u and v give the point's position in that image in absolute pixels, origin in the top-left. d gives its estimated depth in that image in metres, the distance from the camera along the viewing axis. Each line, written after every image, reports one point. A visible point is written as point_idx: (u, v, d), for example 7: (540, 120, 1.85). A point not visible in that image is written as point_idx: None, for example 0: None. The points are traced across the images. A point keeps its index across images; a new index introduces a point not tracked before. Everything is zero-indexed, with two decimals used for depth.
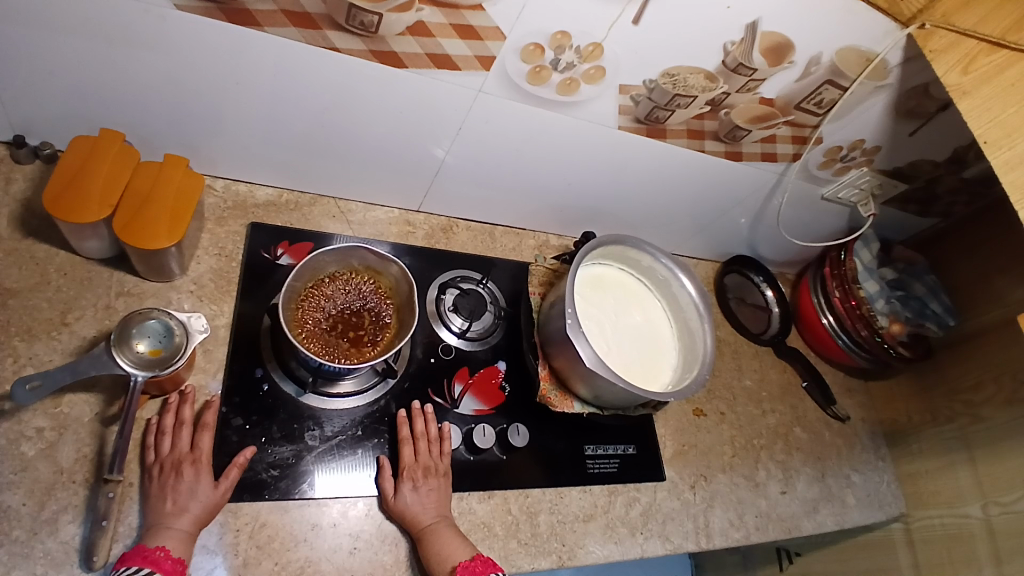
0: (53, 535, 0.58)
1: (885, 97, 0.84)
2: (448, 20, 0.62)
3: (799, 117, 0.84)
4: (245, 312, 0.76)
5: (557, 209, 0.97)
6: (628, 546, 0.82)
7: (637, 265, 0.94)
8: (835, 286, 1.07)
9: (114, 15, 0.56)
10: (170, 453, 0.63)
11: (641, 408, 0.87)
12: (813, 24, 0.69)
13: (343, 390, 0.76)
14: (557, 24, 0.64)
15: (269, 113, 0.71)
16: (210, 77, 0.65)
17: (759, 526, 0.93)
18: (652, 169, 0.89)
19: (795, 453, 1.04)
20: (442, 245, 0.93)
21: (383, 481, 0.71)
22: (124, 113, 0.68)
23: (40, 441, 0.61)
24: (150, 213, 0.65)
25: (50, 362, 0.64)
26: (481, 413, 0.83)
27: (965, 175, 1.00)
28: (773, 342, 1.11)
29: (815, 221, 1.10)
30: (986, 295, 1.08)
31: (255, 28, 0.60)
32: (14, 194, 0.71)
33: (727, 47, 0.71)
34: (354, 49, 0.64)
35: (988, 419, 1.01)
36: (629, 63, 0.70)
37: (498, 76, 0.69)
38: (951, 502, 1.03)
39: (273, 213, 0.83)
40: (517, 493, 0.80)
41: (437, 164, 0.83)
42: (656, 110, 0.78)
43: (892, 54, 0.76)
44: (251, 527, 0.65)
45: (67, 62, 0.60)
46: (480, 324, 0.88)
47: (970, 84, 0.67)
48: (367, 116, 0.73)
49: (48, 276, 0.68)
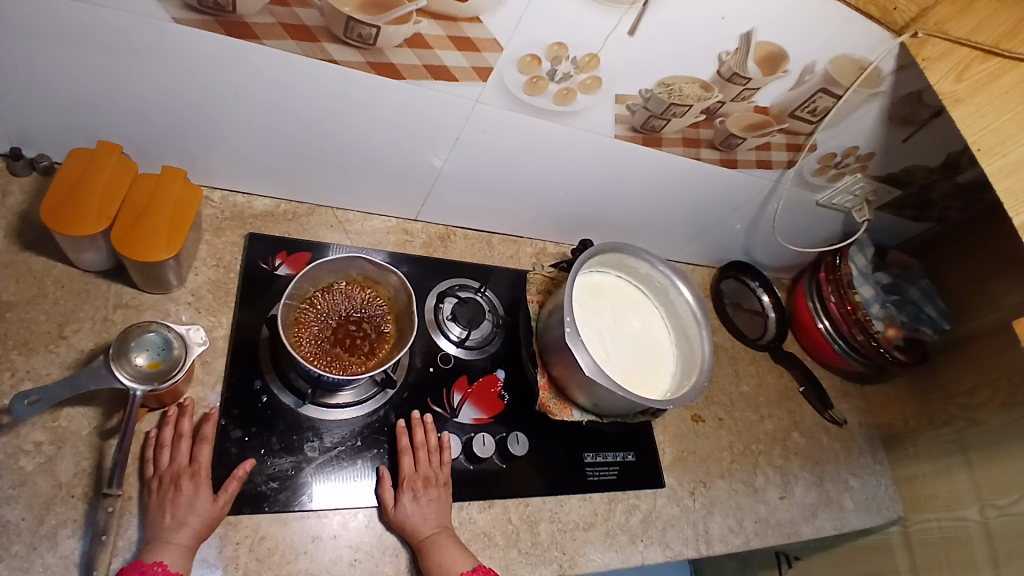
0: (53, 549, 0.57)
1: (879, 105, 0.85)
2: (445, 32, 0.62)
3: (794, 125, 0.85)
4: (244, 323, 0.76)
5: (554, 217, 0.98)
6: (629, 553, 0.82)
7: (635, 272, 0.94)
8: (831, 291, 1.08)
9: (113, 29, 0.57)
10: (170, 466, 0.62)
11: (640, 416, 0.87)
12: (807, 34, 0.70)
13: (342, 400, 0.76)
14: (554, 35, 0.64)
15: (267, 125, 0.71)
16: (208, 89, 0.65)
17: (758, 532, 0.93)
18: (649, 177, 0.90)
19: (793, 458, 1.04)
20: (440, 253, 0.93)
21: (383, 492, 0.71)
22: (121, 125, 0.68)
23: (38, 455, 0.61)
24: (149, 225, 0.65)
25: (48, 375, 0.64)
26: (480, 421, 0.83)
27: (958, 181, 1.01)
28: (769, 346, 1.12)
29: (810, 227, 1.11)
30: (980, 299, 1.09)
31: (253, 41, 0.60)
32: (11, 207, 0.70)
33: (723, 56, 0.71)
34: (352, 60, 0.64)
35: (984, 422, 1.02)
36: (625, 73, 0.71)
37: (496, 86, 0.69)
38: (949, 505, 1.04)
39: (271, 223, 0.83)
40: (518, 502, 0.80)
41: (435, 172, 0.83)
42: (652, 119, 0.79)
43: (885, 62, 0.77)
44: (251, 539, 0.65)
45: (65, 74, 0.60)
46: (478, 332, 0.88)
47: (964, 91, 0.68)
48: (365, 126, 0.73)
49: (45, 289, 0.68)
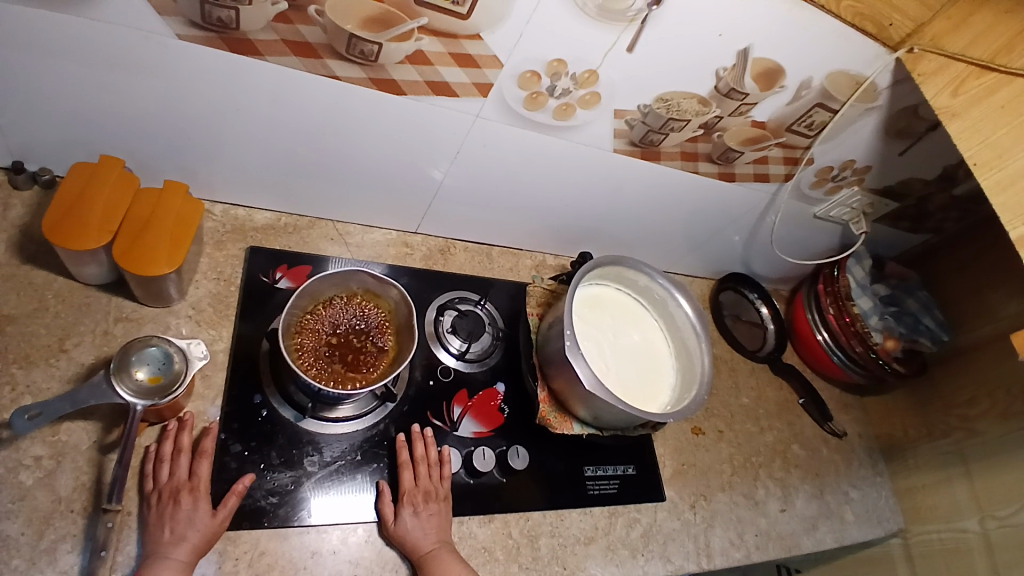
0: (51, 565, 0.57)
1: (875, 119, 0.86)
2: (447, 49, 0.63)
3: (791, 139, 0.86)
4: (244, 337, 0.76)
5: (553, 229, 0.98)
6: (629, 568, 0.82)
7: (634, 284, 0.94)
8: (829, 303, 1.08)
9: (117, 45, 0.57)
10: (169, 481, 0.62)
11: (640, 429, 0.87)
12: (803, 50, 0.71)
13: (342, 414, 0.75)
14: (554, 51, 0.65)
15: (269, 139, 0.71)
16: (210, 104, 0.65)
17: (759, 545, 0.93)
18: (648, 190, 0.91)
19: (794, 470, 1.04)
20: (440, 266, 0.94)
21: (383, 507, 0.71)
22: (124, 139, 0.68)
23: (38, 470, 0.60)
24: (151, 239, 0.65)
25: (48, 389, 0.64)
26: (480, 435, 0.83)
27: (955, 193, 1.02)
28: (769, 358, 1.13)
29: (808, 239, 1.11)
30: (978, 310, 1.09)
31: (257, 57, 0.61)
32: (12, 220, 0.71)
33: (721, 72, 0.72)
34: (354, 76, 0.65)
35: (983, 434, 1.02)
36: (624, 88, 0.71)
37: (496, 102, 0.70)
38: (949, 517, 1.03)
39: (272, 237, 0.83)
40: (518, 516, 0.79)
41: (435, 186, 0.83)
42: (651, 133, 0.79)
43: (881, 78, 0.78)
44: (251, 555, 0.65)
45: (69, 90, 0.61)
46: (478, 345, 0.89)
47: (959, 106, 0.69)
48: (366, 140, 0.74)
49: (46, 302, 0.68)
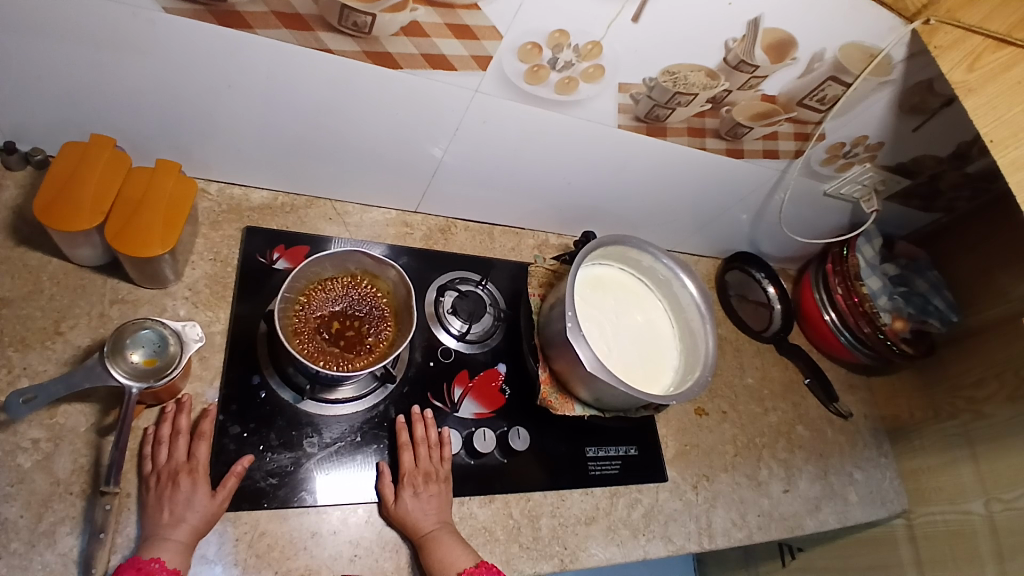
0: (51, 547, 0.57)
1: (889, 94, 0.83)
2: (443, 20, 0.60)
3: (801, 114, 0.83)
4: (243, 316, 0.75)
5: (556, 208, 0.96)
6: (631, 548, 0.82)
7: (638, 265, 0.93)
8: (837, 282, 1.06)
9: (103, 21, 0.55)
10: (167, 463, 0.62)
11: (641, 411, 0.86)
12: (816, 20, 0.68)
13: (342, 396, 0.75)
14: (555, 22, 0.63)
15: (266, 117, 0.70)
16: (202, 81, 0.63)
17: (761, 526, 0.93)
18: (653, 168, 0.88)
19: (797, 451, 1.03)
20: (440, 245, 0.92)
21: (384, 487, 0.71)
22: (115, 118, 0.67)
23: (36, 453, 0.60)
24: (143, 221, 0.64)
25: (45, 372, 0.64)
26: (481, 416, 0.82)
27: (968, 170, 0.99)
28: (774, 339, 1.11)
29: (818, 217, 1.09)
30: (989, 290, 1.07)
31: (245, 30, 0.59)
32: (6, 202, 0.70)
33: (729, 44, 0.69)
34: (348, 50, 0.63)
35: (990, 415, 1.01)
36: (630, 61, 0.69)
37: (495, 75, 0.68)
38: (953, 498, 1.02)
39: (268, 217, 0.82)
40: (519, 497, 0.79)
41: (436, 162, 0.81)
42: (657, 108, 0.77)
43: (896, 50, 0.75)
44: (251, 535, 0.65)
45: (55, 66, 0.59)
46: (479, 326, 0.88)
47: (975, 81, 0.65)
48: (363, 117, 0.72)
49: (41, 284, 0.67)
